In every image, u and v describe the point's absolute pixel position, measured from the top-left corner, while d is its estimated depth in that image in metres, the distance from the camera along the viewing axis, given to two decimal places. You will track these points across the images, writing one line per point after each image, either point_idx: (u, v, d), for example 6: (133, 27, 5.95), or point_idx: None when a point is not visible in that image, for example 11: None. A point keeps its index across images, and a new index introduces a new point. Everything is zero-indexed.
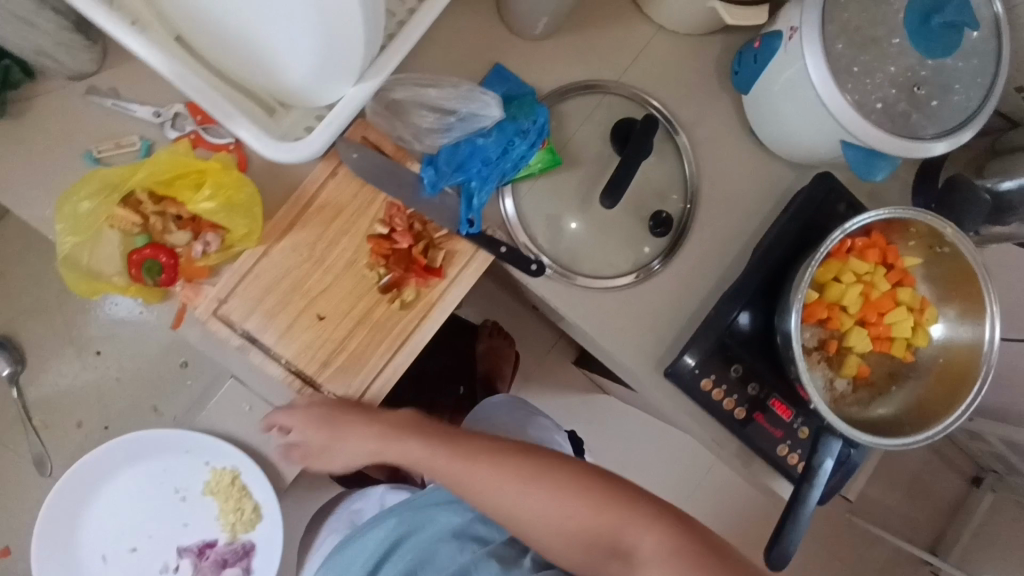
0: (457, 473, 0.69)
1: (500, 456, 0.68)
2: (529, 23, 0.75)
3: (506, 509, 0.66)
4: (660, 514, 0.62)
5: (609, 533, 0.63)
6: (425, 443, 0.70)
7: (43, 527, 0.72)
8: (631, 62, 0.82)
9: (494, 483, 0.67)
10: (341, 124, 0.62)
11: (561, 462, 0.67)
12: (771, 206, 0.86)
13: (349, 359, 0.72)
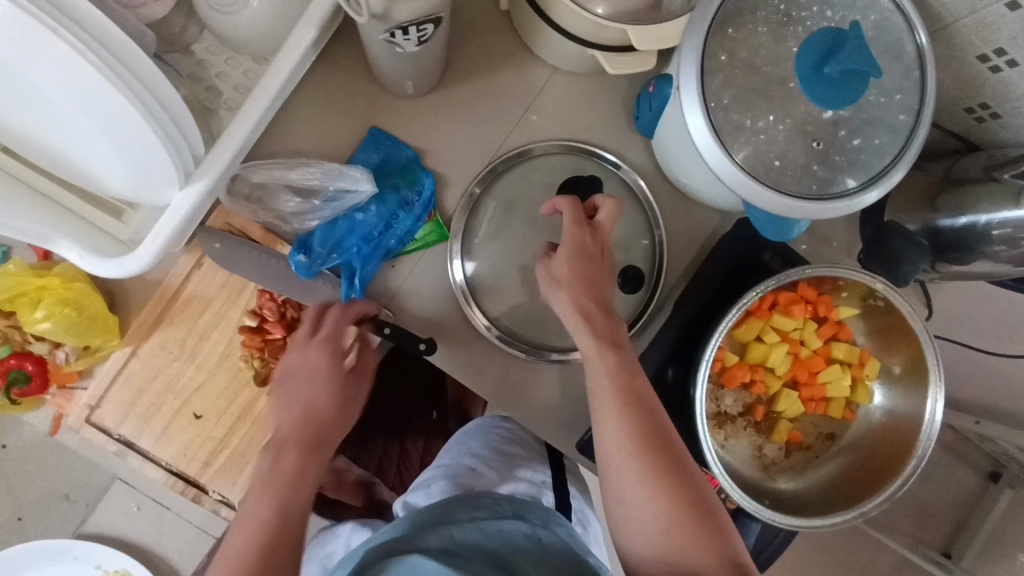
0: (606, 442, 0.56)
1: (639, 433, 0.55)
2: (397, 82, 0.68)
3: (615, 455, 0.55)
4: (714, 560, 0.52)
5: (676, 547, 0.52)
6: (616, 401, 0.56)
7: None
8: (525, 107, 0.74)
9: (625, 470, 0.55)
10: (172, 232, 0.59)
11: (656, 452, 0.55)
12: (696, 253, 0.77)
13: (232, 456, 0.70)
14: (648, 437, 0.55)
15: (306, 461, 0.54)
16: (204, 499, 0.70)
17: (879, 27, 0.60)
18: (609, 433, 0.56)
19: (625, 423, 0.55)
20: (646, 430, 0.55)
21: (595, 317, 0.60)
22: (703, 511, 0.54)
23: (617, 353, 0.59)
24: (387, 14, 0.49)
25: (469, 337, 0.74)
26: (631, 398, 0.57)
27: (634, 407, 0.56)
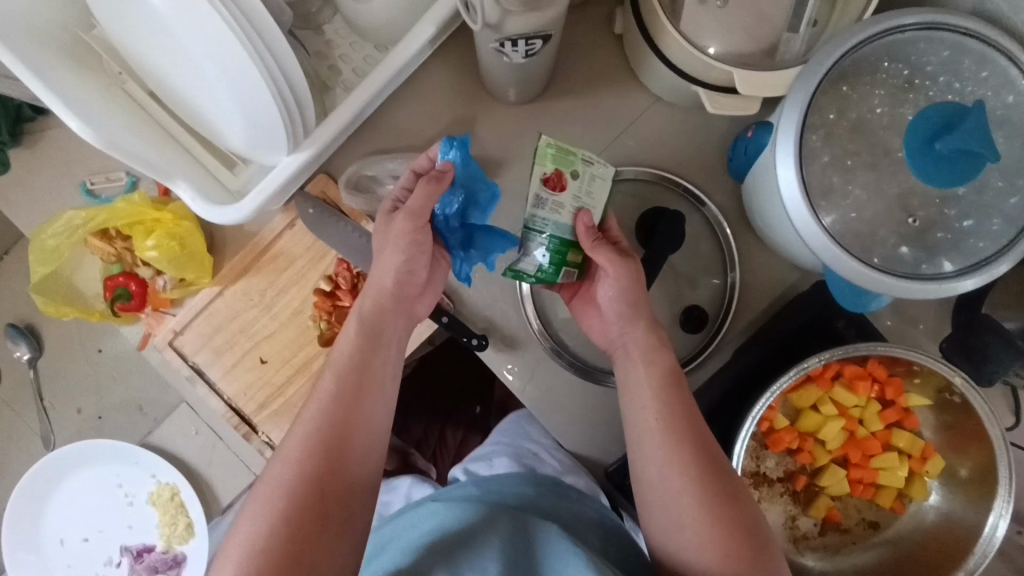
0: (660, 491, 0.54)
1: (702, 487, 0.53)
2: (502, 88, 0.71)
3: (639, 413, 0.57)
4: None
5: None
6: (677, 458, 0.54)
7: (13, 516, 0.80)
8: (621, 131, 0.75)
9: (648, 423, 0.56)
10: (270, 191, 0.66)
11: (717, 499, 0.53)
12: (767, 308, 0.75)
13: (285, 404, 0.75)
14: (699, 462, 0.54)
15: (362, 352, 0.58)
16: (252, 438, 0.75)
17: (1010, 110, 0.56)
18: (658, 480, 0.55)
19: (687, 481, 0.53)
20: (710, 486, 0.53)
21: (648, 360, 0.59)
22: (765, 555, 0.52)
23: (677, 396, 0.57)
24: (500, 25, 0.52)
25: (523, 343, 0.76)
26: (692, 449, 0.54)
27: (694, 459, 0.54)
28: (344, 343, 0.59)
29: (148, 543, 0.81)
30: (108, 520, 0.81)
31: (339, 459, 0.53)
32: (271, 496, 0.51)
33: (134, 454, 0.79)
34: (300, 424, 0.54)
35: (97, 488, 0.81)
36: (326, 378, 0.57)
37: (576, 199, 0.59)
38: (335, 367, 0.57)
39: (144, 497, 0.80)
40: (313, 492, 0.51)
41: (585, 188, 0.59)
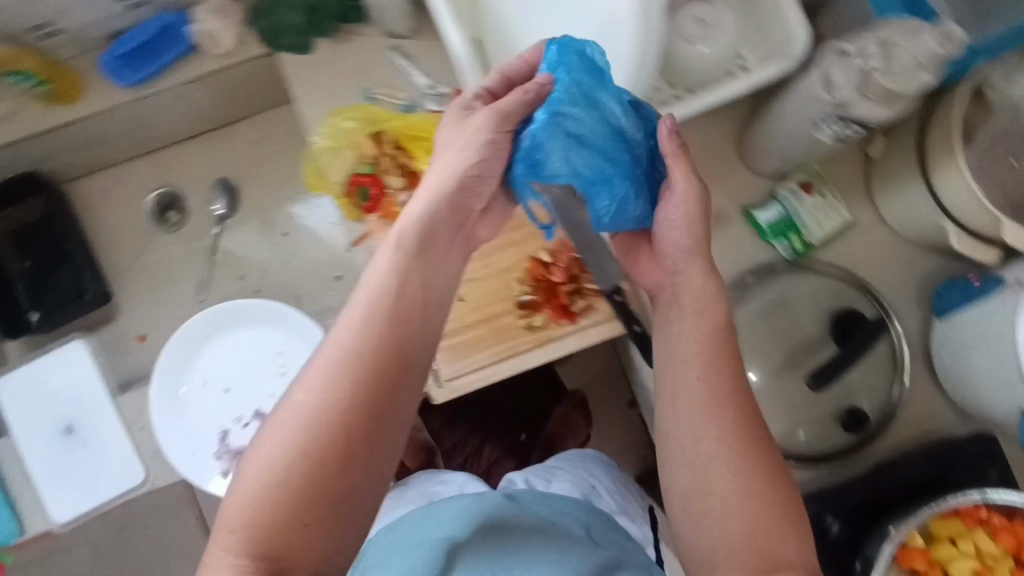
0: (700, 459, 0.53)
1: (743, 463, 0.52)
2: (764, 158, 0.78)
3: (682, 381, 0.54)
4: (809, 575, 0.50)
5: (774, 551, 0.49)
6: (727, 426, 0.53)
7: (179, 339, 0.80)
8: (840, 235, 0.82)
9: (696, 391, 0.54)
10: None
11: (756, 471, 0.52)
12: (913, 438, 0.80)
13: (463, 342, 0.79)
14: (741, 433, 0.53)
15: (411, 269, 0.54)
16: None
17: None
18: (688, 445, 0.53)
19: (725, 442, 0.52)
20: (753, 457, 0.52)
21: (705, 316, 0.56)
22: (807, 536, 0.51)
23: (725, 357, 0.55)
24: (846, 105, 0.58)
25: None
26: (735, 414, 0.53)
27: (736, 425, 0.53)
28: (389, 260, 0.53)
29: None
30: (257, 380, 0.81)
31: (368, 389, 0.48)
32: (296, 424, 0.46)
33: (310, 330, 0.80)
34: (333, 340, 0.50)
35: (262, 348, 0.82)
36: (367, 290, 0.52)
37: (816, 206, 0.81)
38: (372, 286, 0.52)
39: (300, 374, 0.80)
40: (347, 423, 0.47)
41: (824, 207, 0.81)
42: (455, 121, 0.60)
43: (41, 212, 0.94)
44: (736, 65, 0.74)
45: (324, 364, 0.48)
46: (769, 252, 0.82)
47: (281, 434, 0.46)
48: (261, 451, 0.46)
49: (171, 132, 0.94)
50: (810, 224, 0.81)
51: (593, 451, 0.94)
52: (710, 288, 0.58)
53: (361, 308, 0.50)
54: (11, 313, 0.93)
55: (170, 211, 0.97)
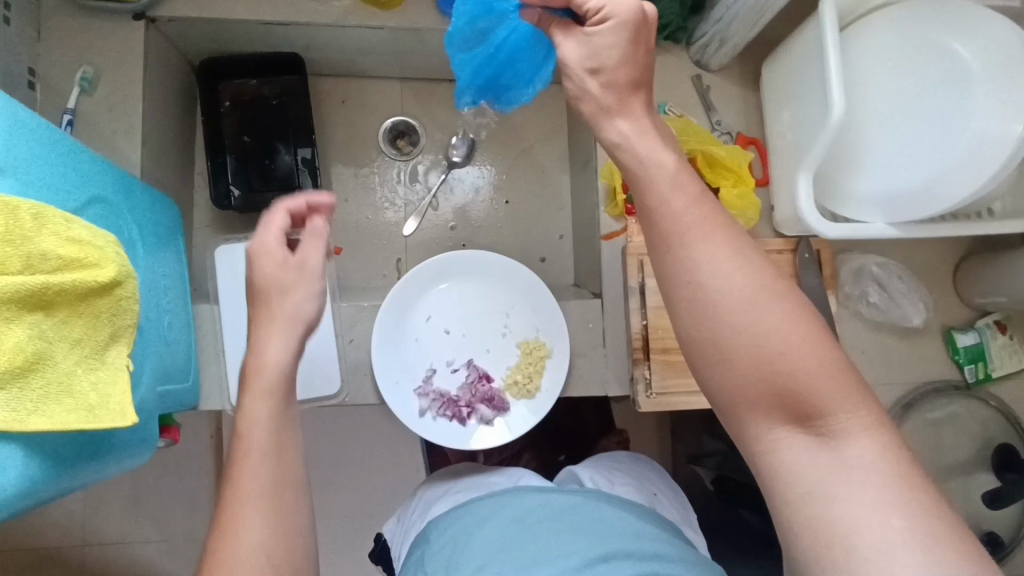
0: (701, 310, 0.48)
1: (764, 311, 0.46)
2: (983, 290, 0.87)
3: (710, 312, 0.47)
4: (789, 376, 0.46)
5: (801, 388, 0.46)
6: (732, 268, 0.47)
7: (421, 269, 0.79)
8: (1010, 379, 0.91)
9: (736, 305, 0.47)
10: (852, 237, 0.75)
11: (788, 319, 0.46)
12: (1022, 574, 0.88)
13: (680, 362, 0.81)
14: (761, 308, 0.47)
15: (278, 434, 0.52)
16: (638, 365, 0.81)
17: None
18: (698, 294, 0.48)
19: (749, 302, 0.47)
20: (763, 295, 0.47)
21: (726, 230, 0.48)
22: (858, 383, 0.47)
23: (750, 257, 0.48)
24: None
25: None
26: (744, 260, 0.48)
27: (755, 283, 0.47)
28: (300, 301, 0.57)
29: (489, 375, 0.81)
30: (478, 332, 0.82)
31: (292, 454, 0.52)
32: (263, 464, 0.50)
33: (547, 299, 0.80)
34: (261, 372, 0.54)
35: (490, 303, 0.82)
36: (274, 346, 0.55)
37: (1003, 346, 0.90)
38: (266, 383, 0.53)
39: (522, 338, 0.81)
40: (291, 482, 0.50)
41: (1009, 349, 0.90)
42: (280, 292, 0.57)
43: (280, 93, 0.92)
44: (986, 207, 0.85)
45: (246, 507, 0.48)
46: (950, 371, 0.91)
47: (245, 492, 0.48)
48: (236, 525, 0.47)
49: (436, 70, 0.95)
50: (995, 359, 0.89)
51: (647, 456, 0.93)
52: (692, 218, 0.49)
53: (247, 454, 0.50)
54: (217, 175, 0.90)
55: (404, 140, 0.98)
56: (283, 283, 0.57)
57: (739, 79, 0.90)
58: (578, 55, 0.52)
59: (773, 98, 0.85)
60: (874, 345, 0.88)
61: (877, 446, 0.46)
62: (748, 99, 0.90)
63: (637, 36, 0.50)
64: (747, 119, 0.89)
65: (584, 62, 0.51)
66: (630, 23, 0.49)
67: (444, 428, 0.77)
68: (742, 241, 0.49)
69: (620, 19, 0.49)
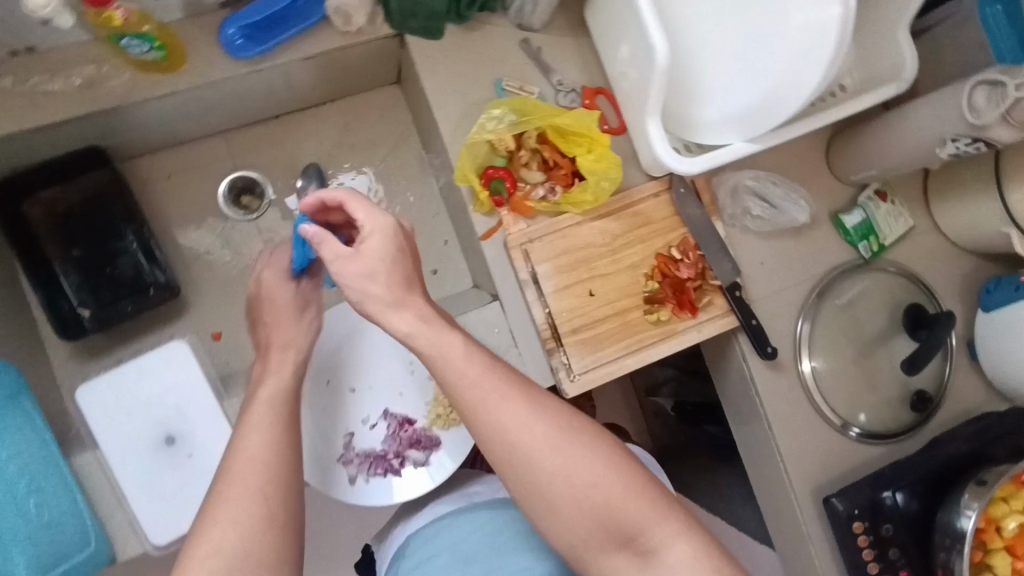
0: (524, 470, 0.57)
1: (574, 463, 0.57)
2: (857, 168, 0.88)
3: (526, 471, 0.57)
4: (600, 512, 0.57)
5: (616, 516, 0.57)
6: (544, 435, 0.57)
7: None
8: (903, 240, 0.94)
9: (545, 460, 0.57)
10: (718, 165, 0.74)
11: (594, 464, 0.57)
12: (955, 414, 0.94)
13: (593, 336, 0.82)
14: (568, 454, 0.57)
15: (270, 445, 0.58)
16: (553, 354, 0.81)
17: None
18: (515, 459, 0.57)
19: (560, 457, 0.57)
20: (574, 448, 0.57)
21: (522, 393, 0.58)
22: (665, 501, 0.58)
23: (549, 409, 0.59)
24: (985, 128, 0.68)
25: (784, 368, 0.89)
26: (554, 421, 0.58)
27: (562, 439, 0.58)
28: (294, 354, 0.66)
29: (410, 417, 0.78)
30: (384, 378, 0.78)
31: (292, 476, 0.57)
32: (252, 474, 0.55)
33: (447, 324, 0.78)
34: (286, 370, 0.64)
35: (387, 345, 0.79)
36: (271, 380, 0.63)
37: (888, 213, 0.92)
38: (265, 405, 0.60)
39: (430, 370, 0.78)
40: (268, 499, 0.55)
41: (894, 214, 0.92)
42: (288, 323, 0.68)
43: (98, 191, 0.83)
44: (838, 85, 0.84)
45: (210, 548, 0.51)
46: (847, 252, 0.93)
47: (229, 498, 0.54)
48: (210, 534, 0.52)
49: (256, 112, 0.87)
50: (885, 227, 0.91)
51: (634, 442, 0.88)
52: (495, 384, 0.58)
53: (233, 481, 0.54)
54: (59, 306, 0.82)
55: (249, 196, 0.90)
56: (296, 315, 0.69)
57: (569, 28, 0.85)
58: (350, 270, 0.57)
59: (605, 36, 0.80)
60: (773, 253, 0.89)
61: (688, 549, 0.56)
62: (584, 47, 0.85)
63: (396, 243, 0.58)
64: (588, 68, 0.85)
65: (354, 267, 0.57)
66: (390, 232, 0.58)
67: (383, 485, 0.75)
68: (541, 397, 0.59)
69: (380, 233, 0.57)
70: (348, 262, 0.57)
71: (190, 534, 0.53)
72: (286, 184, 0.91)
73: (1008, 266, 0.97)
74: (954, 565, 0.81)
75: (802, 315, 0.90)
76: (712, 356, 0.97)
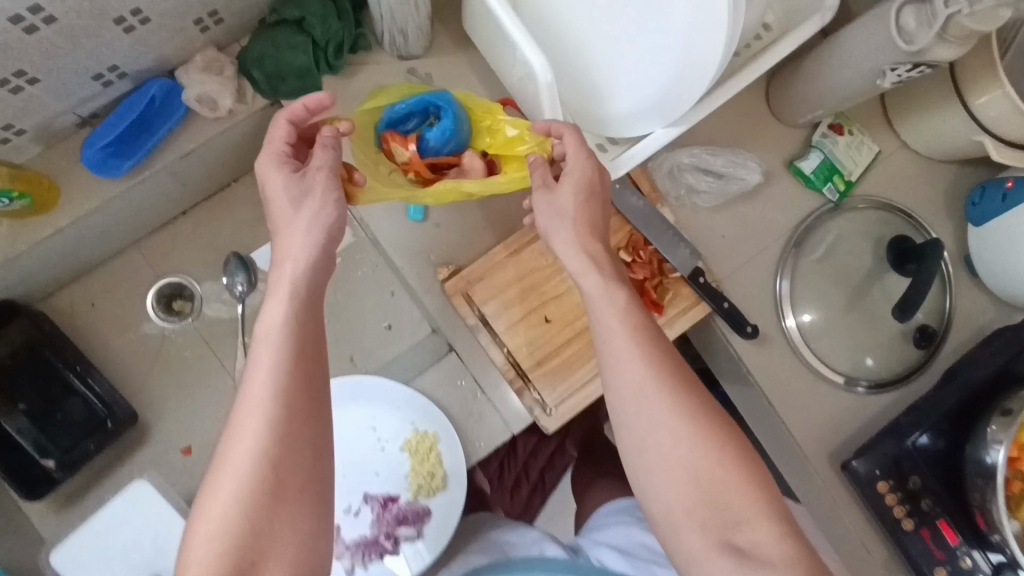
0: (647, 426, 0.53)
1: (697, 442, 0.52)
2: (801, 111, 0.81)
3: (642, 420, 0.53)
4: (709, 486, 0.52)
5: (728, 503, 0.51)
6: (670, 401, 0.53)
7: None
8: (871, 169, 0.86)
9: (663, 418, 0.53)
10: (643, 160, 0.70)
11: (715, 438, 0.52)
12: (971, 337, 0.86)
13: (560, 364, 0.75)
14: (692, 416, 0.53)
15: (303, 319, 0.53)
16: (523, 394, 0.75)
17: None
18: (631, 401, 0.54)
19: (682, 426, 0.53)
20: (701, 423, 0.53)
21: (650, 340, 0.55)
22: (774, 497, 0.52)
23: (675, 367, 0.55)
24: (921, 52, 0.61)
25: (772, 339, 0.83)
26: (681, 394, 0.53)
27: (689, 408, 0.53)
28: (293, 266, 0.54)
29: (392, 494, 0.78)
30: (358, 461, 0.79)
31: (304, 417, 0.49)
32: (273, 340, 0.51)
33: (405, 396, 0.78)
34: (287, 280, 0.54)
35: (352, 429, 0.79)
36: (294, 244, 0.55)
37: (848, 146, 0.84)
38: (271, 336, 0.51)
39: (399, 444, 0.78)
40: (278, 446, 0.48)
41: (855, 145, 0.85)
42: (288, 221, 0.56)
43: (28, 339, 0.79)
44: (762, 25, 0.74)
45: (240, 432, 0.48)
46: (814, 197, 0.85)
47: (243, 420, 0.48)
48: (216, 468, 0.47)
49: (162, 215, 0.84)
50: (847, 162, 0.84)
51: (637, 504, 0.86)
52: (631, 318, 0.56)
53: (280, 355, 0.50)
54: (21, 469, 0.77)
55: (181, 300, 0.87)
56: (296, 200, 0.57)
57: (456, 44, 0.78)
58: (544, 210, 0.61)
59: (489, 51, 0.72)
60: (731, 222, 0.83)
61: (787, 552, 0.49)
62: (477, 60, 0.78)
63: (589, 192, 0.62)
64: (487, 81, 0.78)
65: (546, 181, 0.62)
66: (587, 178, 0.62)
67: (383, 567, 0.76)
68: (675, 354, 0.56)
69: (577, 178, 0.61)
70: (546, 199, 0.61)
71: (200, 488, 0.48)
72: (217, 277, 0.87)
73: (995, 165, 0.88)
74: (990, 507, 0.73)
75: (779, 276, 0.83)
76: (698, 338, 0.92)
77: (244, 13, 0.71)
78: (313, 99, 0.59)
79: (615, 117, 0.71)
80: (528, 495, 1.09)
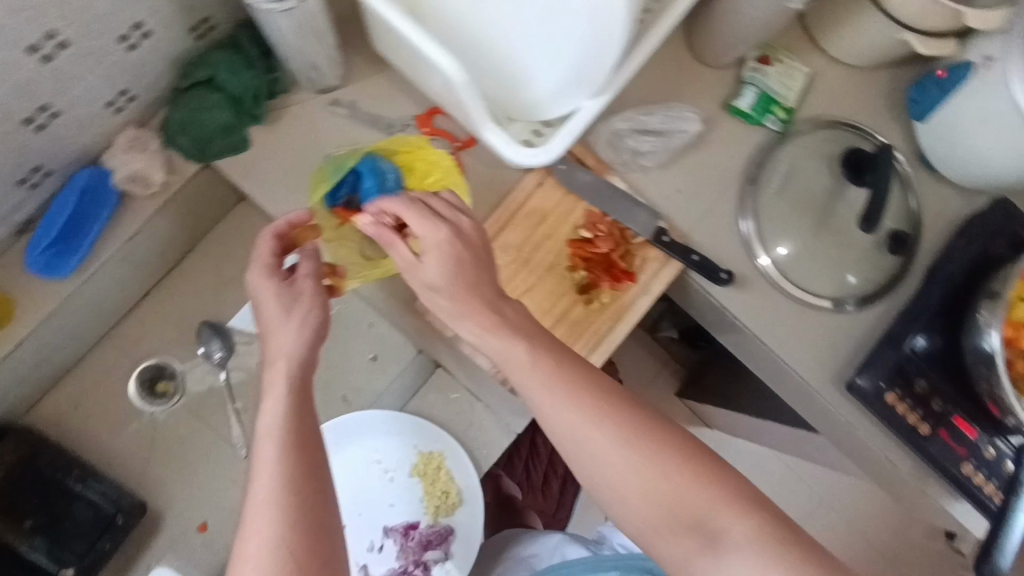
0: (587, 462, 0.53)
1: (646, 463, 0.52)
2: (724, 51, 0.81)
3: (585, 458, 0.53)
4: (674, 501, 0.51)
5: (698, 512, 0.50)
6: (611, 433, 0.53)
7: None
8: (807, 91, 0.86)
9: (607, 450, 0.52)
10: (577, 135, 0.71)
11: (663, 453, 0.52)
12: (943, 232, 0.86)
13: None
14: (635, 437, 0.53)
15: (299, 414, 0.53)
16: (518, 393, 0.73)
17: None
18: (568, 444, 0.54)
19: (627, 453, 0.52)
20: (643, 443, 0.53)
21: (564, 386, 0.55)
22: (746, 492, 0.51)
23: (603, 400, 0.54)
24: None
25: (750, 279, 0.83)
26: (615, 424, 0.53)
27: (628, 432, 0.53)
28: (285, 362, 0.55)
29: (412, 521, 0.79)
30: (370, 498, 0.78)
31: (317, 509, 0.49)
32: (273, 436, 0.51)
33: (403, 423, 0.78)
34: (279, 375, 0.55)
35: (359, 467, 0.78)
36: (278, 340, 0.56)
37: (778, 75, 0.85)
38: (271, 435, 0.51)
39: (407, 470, 0.78)
40: (297, 542, 0.47)
41: (785, 71, 0.85)
42: (278, 325, 0.57)
43: (19, 455, 0.78)
44: None
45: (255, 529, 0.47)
46: (758, 132, 0.85)
47: (255, 519, 0.48)
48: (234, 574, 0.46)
49: (125, 301, 0.83)
50: (780, 90, 0.84)
51: None
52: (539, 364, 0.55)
53: (284, 450, 0.50)
54: None
55: (163, 380, 0.86)
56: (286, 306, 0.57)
57: (372, 66, 0.78)
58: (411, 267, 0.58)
59: (403, 65, 0.72)
60: (683, 176, 0.83)
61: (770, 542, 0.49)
62: (397, 76, 0.78)
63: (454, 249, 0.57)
64: (411, 94, 0.78)
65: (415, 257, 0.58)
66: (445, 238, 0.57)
67: None
68: (601, 387, 0.55)
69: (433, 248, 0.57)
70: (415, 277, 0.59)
71: None
72: (193, 349, 0.86)
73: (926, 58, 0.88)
74: (1000, 394, 0.73)
75: (741, 217, 0.83)
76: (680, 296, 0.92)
77: (156, 84, 0.70)
78: (295, 215, 0.62)
79: (541, 101, 0.71)
80: (555, 490, 1.09)
